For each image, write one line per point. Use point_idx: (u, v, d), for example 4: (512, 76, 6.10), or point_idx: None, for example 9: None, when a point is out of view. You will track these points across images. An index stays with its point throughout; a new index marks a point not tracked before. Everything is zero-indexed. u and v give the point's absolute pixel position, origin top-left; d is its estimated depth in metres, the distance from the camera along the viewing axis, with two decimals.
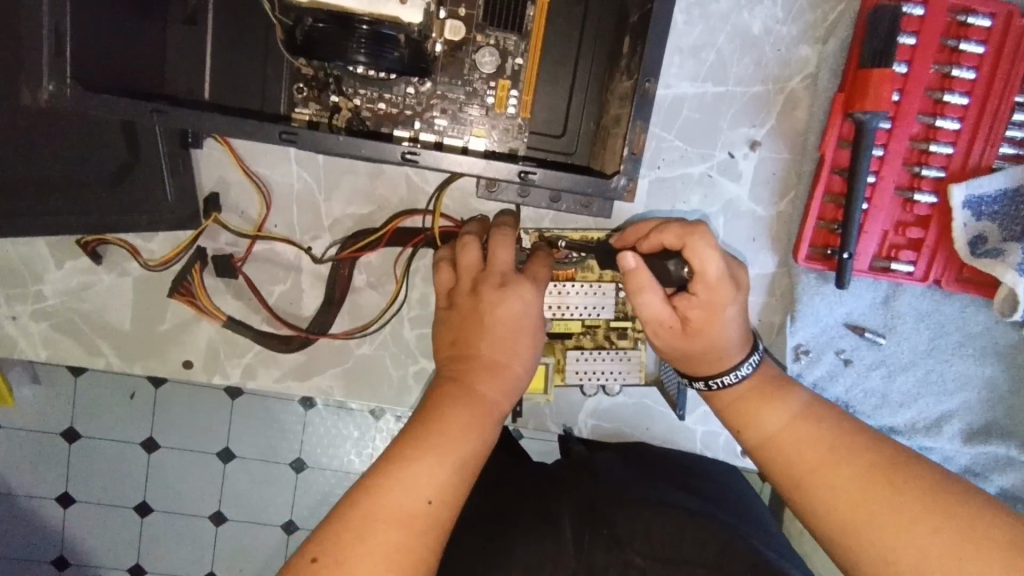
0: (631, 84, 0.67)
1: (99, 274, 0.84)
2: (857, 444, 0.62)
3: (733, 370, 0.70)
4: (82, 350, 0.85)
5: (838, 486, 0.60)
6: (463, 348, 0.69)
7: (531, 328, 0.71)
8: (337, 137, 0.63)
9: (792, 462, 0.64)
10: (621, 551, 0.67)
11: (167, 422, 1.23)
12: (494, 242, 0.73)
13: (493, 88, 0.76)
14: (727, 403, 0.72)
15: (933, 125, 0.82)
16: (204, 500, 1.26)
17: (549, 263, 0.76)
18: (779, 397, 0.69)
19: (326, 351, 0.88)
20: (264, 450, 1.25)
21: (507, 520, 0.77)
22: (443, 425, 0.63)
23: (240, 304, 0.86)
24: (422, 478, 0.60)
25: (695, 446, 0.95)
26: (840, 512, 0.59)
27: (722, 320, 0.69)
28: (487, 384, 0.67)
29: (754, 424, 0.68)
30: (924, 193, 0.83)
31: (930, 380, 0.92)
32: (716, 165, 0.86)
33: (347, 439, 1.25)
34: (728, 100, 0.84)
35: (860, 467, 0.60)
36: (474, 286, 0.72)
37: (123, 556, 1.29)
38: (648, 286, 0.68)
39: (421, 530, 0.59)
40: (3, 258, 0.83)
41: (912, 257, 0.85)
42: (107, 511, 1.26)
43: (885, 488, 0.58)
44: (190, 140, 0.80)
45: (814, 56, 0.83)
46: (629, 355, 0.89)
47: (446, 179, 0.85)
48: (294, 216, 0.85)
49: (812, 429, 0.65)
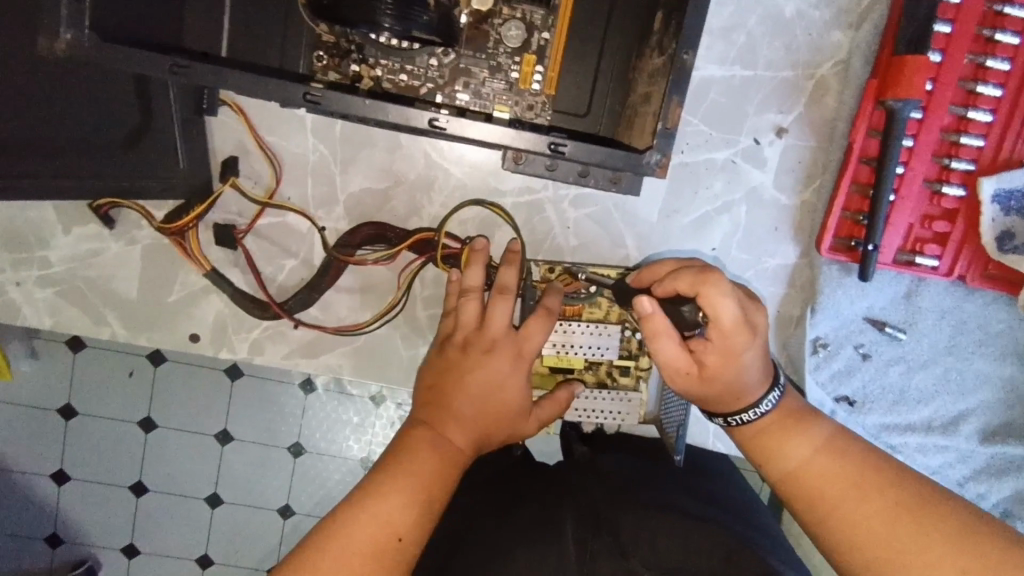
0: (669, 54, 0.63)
1: (107, 241, 0.82)
2: (883, 476, 0.58)
3: (751, 408, 0.64)
4: (88, 319, 0.83)
5: (862, 522, 0.56)
6: (440, 398, 0.70)
7: (511, 392, 0.71)
8: (364, 99, 0.59)
9: (816, 495, 0.59)
10: (624, 557, 0.64)
11: (161, 403, 1.22)
12: (492, 306, 0.73)
13: (518, 63, 0.74)
14: (749, 437, 0.65)
15: (964, 116, 0.80)
16: (198, 483, 1.25)
17: (547, 325, 0.74)
18: (802, 428, 0.63)
19: (334, 329, 0.86)
20: (263, 435, 1.23)
21: (502, 527, 0.74)
22: (413, 467, 0.65)
23: (244, 279, 0.84)
24: (391, 514, 0.62)
25: (707, 440, 0.98)
26: (863, 548, 0.56)
27: (739, 364, 0.62)
28: (462, 434, 0.69)
29: (776, 457, 0.63)
30: (953, 185, 0.82)
31: (949, 378, 0.90)
32: (741, 152, 0.84)
33: (346, 425, 1.23)
34: (756, 85, 0.82)
35: (885, 502, 0.56)
36: (464, 343, 0.73)
37: (114, 537, 1.28)
38: (663, 334, 0.62)
39: (389, 565, 0.61)
40: (9, 221, 0.81)
41: (937, 250, 0.84)
42: (99, 490, 1.26)
43: (911, 525, 0.55)
44: (205, 104, 0.79)
45: (845, 42, 0.81)
46: (629, 395, 0.88)
47: (466, 156, 0.83)
48: (308, 188, 0.83)
49: (835, 462, 0.60)
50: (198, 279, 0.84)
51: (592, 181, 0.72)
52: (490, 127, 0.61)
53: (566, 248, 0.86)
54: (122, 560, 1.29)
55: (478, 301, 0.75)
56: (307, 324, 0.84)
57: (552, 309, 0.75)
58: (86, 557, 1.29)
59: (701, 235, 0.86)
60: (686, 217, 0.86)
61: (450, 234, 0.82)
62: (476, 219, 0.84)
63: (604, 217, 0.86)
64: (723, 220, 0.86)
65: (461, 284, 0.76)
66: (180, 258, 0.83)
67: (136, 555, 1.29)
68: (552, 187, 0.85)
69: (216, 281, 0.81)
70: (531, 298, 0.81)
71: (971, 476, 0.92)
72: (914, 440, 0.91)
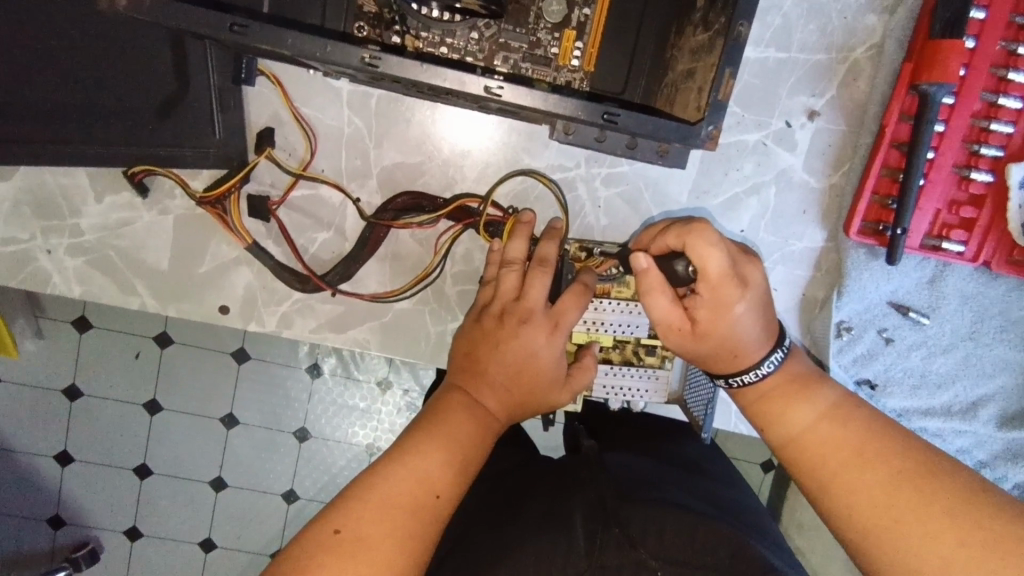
0: (724, 23, 0.63)
1: (140, 211, 0.82)
2: (887, 445, 0.58)
3: (753, 368, 0.65)
4: (118, 289, 0.83)
5: (862, 490, 0.57)
6: (475, 365, 0.72)
7: (547, 364, 0.72)
8: (423, 64, 0.59)
9: (816, 463, 0.60)
10: (635, 550, 0.70)
11: (171, 382, 1.42)
12: (531, 277, 0.74)
13: (558, 39, 0.74)
14: (751, 399, 0.67)
15: (995, 103, 0.81)
16: (207, 466, 1.44)
17: (582, 300, 0.74)
18: (804, 395, 0.64)
19: (363, 303, 0.86)
20: (267, 418, 1.43)
21: (513, 517, 0.80)
22: (450, 429, 0.67)
23: (277, 252, 0.84)
24: (429, 470, 0.64)
25: (729, 423, 0.94)
26: (862, 514, 0.56)
27: (732, 318, 0.64)
28: (494, 400, 0.71)
29: (777, 422, 0.64)
30: (982, 171, 0.82)
31: (969, 363, 0.91)
32: (772, 134, 0.85)
33: (353, 410, 1.43)
34: (790, 67, 0.83)
35: (886, 470, 0.56)
36: (501, 314, 0.74)
37: (119, 517, 1.47)
38: (656, 288, 0.64)
39: (427, 519, 0.62)
40: (41, 188, 0.81)
41: (963, 236, 0.85)
42: (105, 470, 1.45)
43: (911, 492, 0.55)
44: (243, 75, 0.79)
45: (880, 26, 0.82)
46: (656, 373, 0.87)
47: (501, 132, 0.83)
48: (342, 160, 0.83)
49: (837, 431, 0.60)
50: (229, 251, 0.84)
51: (638, 153, 0.70)
52: (545, 95, 0.60)
53: (596, 227, 0.87)
54: (125, 539, 1.48)
55: (519, 272, 0.76)
56: (347, 293, 0.84)
57: (588, 285, 0.76)
58: (91, 536, 1.48)
59: (730, 216, 0.87)
60: (716, 198, 0.86)
61: (494, 203, 0.83)
62: (511, 193, 0.85)
63: (634, 196, 0.86)
64: (752, 203, 0.86)
65: (504, 254, 0.77)
66: (213, 228, 0.83)
67: (138, 536, 1.48)
68: (583, 165, 0.85)
69: (256, 255, 0.81)
70: (568, 272, 0.81)
71: (989, 460, 0.94)
72: (933, 424, 0.92)
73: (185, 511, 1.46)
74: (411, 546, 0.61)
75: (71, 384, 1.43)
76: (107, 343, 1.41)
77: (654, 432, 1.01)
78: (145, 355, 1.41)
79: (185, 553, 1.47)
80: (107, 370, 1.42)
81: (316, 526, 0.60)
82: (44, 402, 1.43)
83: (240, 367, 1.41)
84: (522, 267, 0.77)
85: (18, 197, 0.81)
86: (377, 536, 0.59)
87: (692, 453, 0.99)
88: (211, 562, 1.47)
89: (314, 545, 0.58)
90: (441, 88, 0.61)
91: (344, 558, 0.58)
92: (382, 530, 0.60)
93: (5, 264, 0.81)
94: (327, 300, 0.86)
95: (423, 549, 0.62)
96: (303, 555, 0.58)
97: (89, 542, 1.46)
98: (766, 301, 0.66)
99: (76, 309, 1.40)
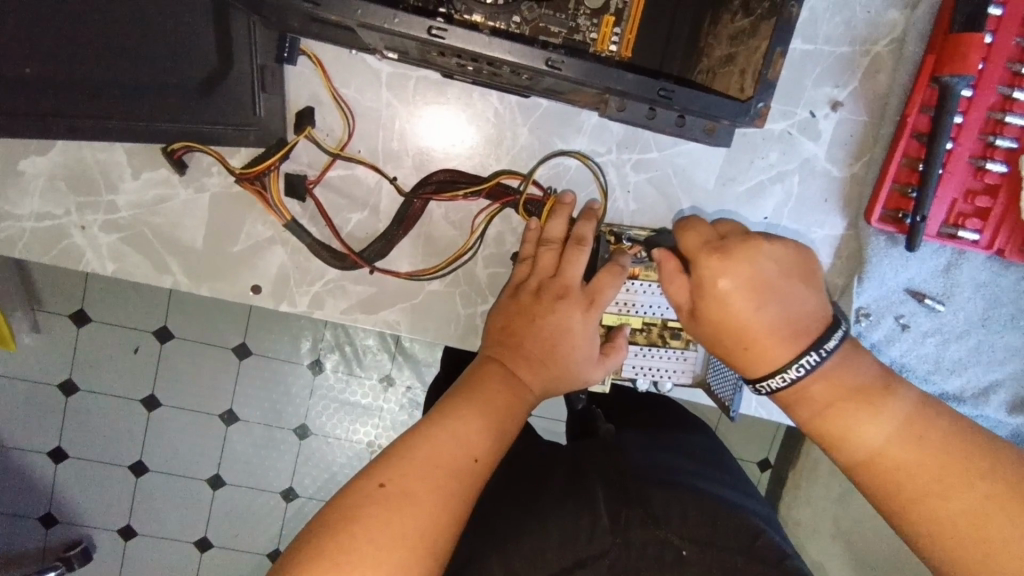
0: (771, 6, 0.65)
1: (176, 188, 0.83)
2: (970, 469, 0.59)
3: (780, 373, 0.64)
4: (150, 267, 0.84)
5: (944, 516, 0.58)
6: (512, 339, 0.74)
7: (582, 339, 0.74)
8: (489, 37, 0.60)
9: (893, 484, 0.61)
10: (658, 529, 0.70)
11: (172, 375, 1.41)
12: (568, 254, 0.77)
13: (597, 25, 0.76)
14: (810, 417, 0.65)
15: (1010, 96, 0.84)
16: (206, 463, 1.43)
17: (619, 276, 0.76)
18: (876, 409, 0.63)
19: (395, 282, 0.87)
20: (267, 415, 1.43)
21: (538, 493, 0.80)
22: (488, 396, 0.68)
23: (314, 230, 0.85)
24: (472, 432, 0.65)
25: (750, 407, 0.94)
26: (945, 541, 0.58)
27: (717, 295, 0.65)
28: (530, 373, 0.72)
29: (846, 440, 0.64)
30: (997, 162, 0.85)
31: (980, 350, 0.94)
32: (798, 123, 0.88)
33: (357, 406, 1.43)
34: (815, 59, 0.86)
35: (971, 497, 0.58)
36: (537, 289, 0.76)
37: (114, 515, 1.45)
38: (671, 277, 0.69)
39: (468, 480, 0.63)
40: (77, 164, 0.81)
41: (977, 225, 0.88)
42: (101, 468, 1.43)
43: (999, 518, 0.57)
44: (285, 54, 0.79)
45: (901, 21, 0.85)
46: (685, 354, 0.88)
47: (536, 114, 0.85)
48: (378, 141, 0.84)
49: (911, 451, 0.61)
50: (264, 230, 0.84)
51: (687, 130, 0.73)
52: (604, 70, 0.63)
53: (625, 212, 0.89)
54: (119, 539, 1.46)
55: (557, 250, 0.79)
56: (383, 270, 0.85)
57: (623, 264, 0.77)
58: (82, 536, 1.46)
59: (756, 203, 0.89)
60: (742, 185, 0.89)
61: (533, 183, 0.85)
62: (545, 176, 0.86)
63: (663, 181, 0.88)
64: (776, 190, 0.89)
65: (542, 232, 0.80)
66: (250, 206, 0.84)
67: (133, 535, 1.46)
68: (615, 151, 0.87)
69: (295, 232, 0.82)
70: (604, 251, 0.82)
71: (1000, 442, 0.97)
72: None
73: (182, 508, 1.45)
74: (452, 505, 0.61)
75: (69, 378, 1.41)
76: (108, 336, 1.39)
77: (671, 421, 1.04)
78: (145, 349, 1.40)
79: (181, 553, 1.46)
80: (107, 363, 1.41)
81: (362, 481, 0.60)
82: (44, 394, 1.41)
83: (243, 363, 1.40)
84: (561, 246, 0.79)
85: (53, 173, 0.81)
86: (420, 491, 0.60)
87: (705, 445, 1.01)
88: (208, 561, 1.46)
89: (360, 498, 0.59)
90: (501, 62, 0.63)
91: (391, 509, 0.58)
92: (426, 485, 0.60)
93: (39, 240, 0.82)
94: (358, 281, 0.87)
95: (463, 511, 0.62)
96: (350, 507, 0.58)
97: (82, 542, 1.44)
98: (784, 287, 0.65)
99: (74, 303, 1.38)
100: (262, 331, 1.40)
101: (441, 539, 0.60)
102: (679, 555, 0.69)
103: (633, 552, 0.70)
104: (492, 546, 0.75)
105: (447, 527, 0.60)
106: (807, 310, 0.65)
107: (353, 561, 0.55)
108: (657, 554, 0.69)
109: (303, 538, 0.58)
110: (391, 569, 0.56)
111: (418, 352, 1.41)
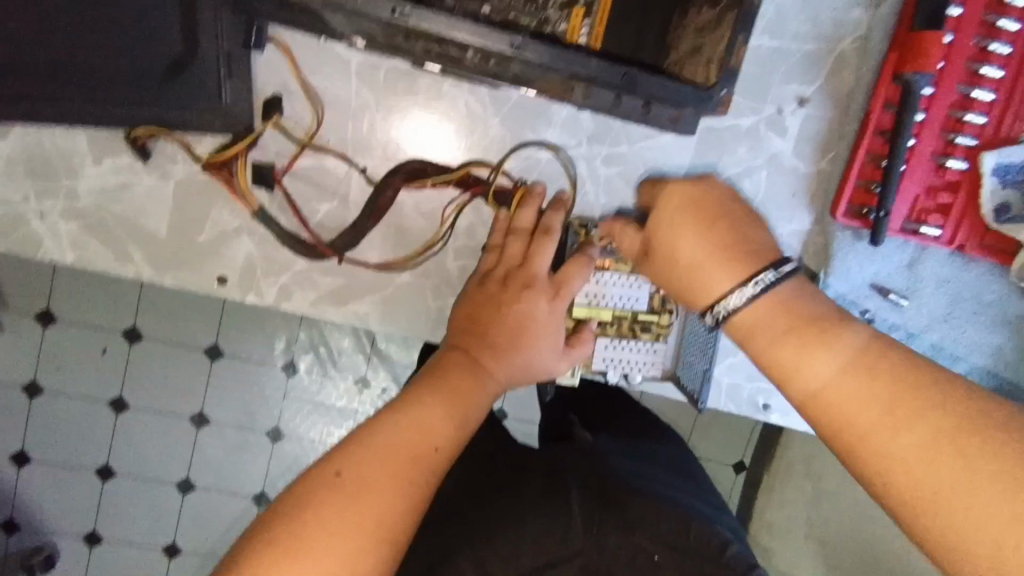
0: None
1: (139, 175, 0.81)
2: (911, 395, 0.52)
3: (735, 292, 0.64)
4: (112, 256, 0.82)
5: (896, 452, 0.51)
6: (476, 327, 0.74)
7: (546, 328, 0.75)
8: (453, 19, 0.60)
9: (839, 423, 0.55)
10: (632, 534, 0.70)
11: (139, 375, 1.37)
12: (537, 243, 0.77)
13: (566, 16, 0.77)
14: (763, 346, 0.62)
15: (969, 95, 0.86)
16: (173, 466, 1.40)
17: (587, 267, 0.77)
18: (824, 342, 0.58)
19: (366, 275, 0.86)
20: (237, 418, 1.40)
21: (515, 490, 0.80)
22: (451, 384, 0.68)
23: (282, 220, 0.85)
24: (433, 421, 0.64)
25: (720, 402, 0.93)
26: (899, 480, 0.50)
27: (676, 231, 0.70)
28: (493, 361, 0.72)
29: (795, 375, 0.59)
30: (957, 159, 0.87)
31: (943, 345, 0.93)
32: (765, 119, 0.89)
33: (331, 408, 1.41)
34: (782, 56, 0.87)
35: (926, 431, 0.50)
36: (504, 278, 0.77)
37: (77, 520, 1.41)
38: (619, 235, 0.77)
39: (427, 469, 0.62)
40: (37, 149, 0.79)
41: (940, 221, 0.89)
42: (65, 470, 1.40)
43: (952, 452, 0.49)
44: (253, 40, 0.76)
45: (866, 20, 0.87)
46: (655, 346, 0.89)
47: (507, 107, 0.85)
48: (347, 130, 0.83)
49: (859, 383, 0.54)
50: (231, 219, 0.83)
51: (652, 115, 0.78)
52: (568, 55, 0.63)
53: (595, 206, 0.89)
54: (83, 545, 1.42)
55: (524, 239, 0.79)
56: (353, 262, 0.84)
57: (591, 254, 0.78)
58: (45, 541, 1.42)
59: None
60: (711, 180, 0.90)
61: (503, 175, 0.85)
62: (516, 168, 0.86)
63: (634, 175, 0.89)
64: (743, 185, 0.90)
65: (512, 221, 0.80)
66: (215, 195, 0.83)
67: (98, 541, 1.42)
68: (585, 144, 0.87)
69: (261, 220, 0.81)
70: (571, 242, 0.85)
71: None
72: None
73: (149, 513, 1.41)
74: (412, 493, 0.60)
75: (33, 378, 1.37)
76: (73, 334, 1.36)
77: (640, 427, 1.04)
78: (112, 349, 1.37)
79: (149, 559, 1.43)
80: (71, 363, 1.37)
81: (318, 468, 0.59)
82: (5, 396, 1.37)
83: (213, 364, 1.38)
84: (528, 236, 0.79)
85: (12, 157, 0.79)
86: (376, 480, 0.59)
87: (676, 455, 1.01)
88: (175, 567, 1.43)
89: (314, 485, 0.57)
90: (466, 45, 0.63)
91: (346, 498, 0.57)
92: (385, 476, 0.59)
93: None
94: (326, 273, 0.86)
95: (423, 499, 0.61)
96: (304, 494, 0.57)
97: (45, 547, 1.40)
98: (731, 221, 0.70)
99: (37, 301, 1.34)
100: (234, 330, 1.37)
101: (399, 528, 0.59)
102: (652, 560, 0.69)
103: (604, 556, 0.69)
104: (464, 542, 0.75)
105: (405, 515, 0.59)
106: (757, 247, 0.67)
107: (307, 543, 0.54)
108: (631, 560, 0.69)
109: (256, 524, 0.57)
110: (351, 553, 0.55)
111: (394, 353, 1.40)
